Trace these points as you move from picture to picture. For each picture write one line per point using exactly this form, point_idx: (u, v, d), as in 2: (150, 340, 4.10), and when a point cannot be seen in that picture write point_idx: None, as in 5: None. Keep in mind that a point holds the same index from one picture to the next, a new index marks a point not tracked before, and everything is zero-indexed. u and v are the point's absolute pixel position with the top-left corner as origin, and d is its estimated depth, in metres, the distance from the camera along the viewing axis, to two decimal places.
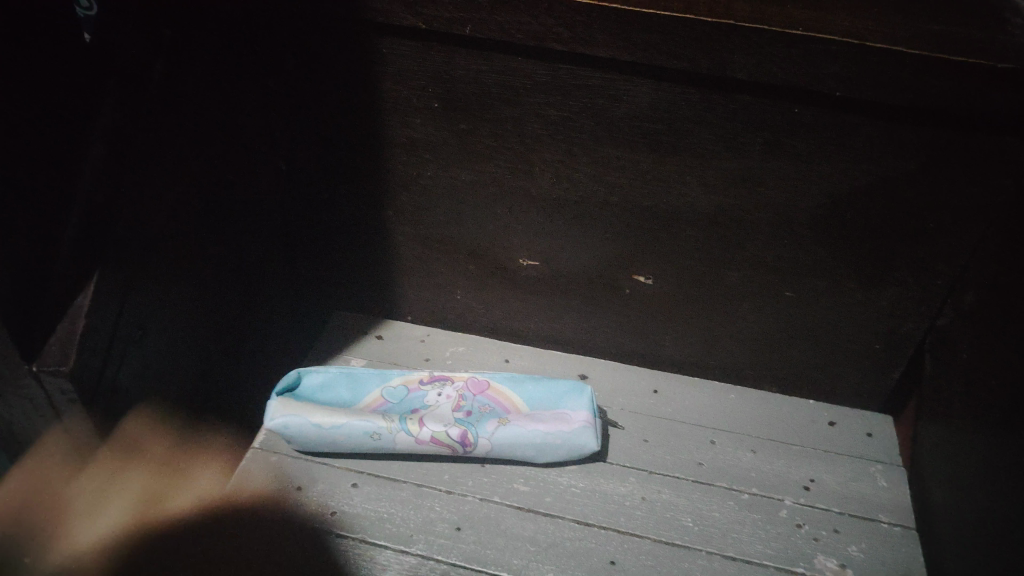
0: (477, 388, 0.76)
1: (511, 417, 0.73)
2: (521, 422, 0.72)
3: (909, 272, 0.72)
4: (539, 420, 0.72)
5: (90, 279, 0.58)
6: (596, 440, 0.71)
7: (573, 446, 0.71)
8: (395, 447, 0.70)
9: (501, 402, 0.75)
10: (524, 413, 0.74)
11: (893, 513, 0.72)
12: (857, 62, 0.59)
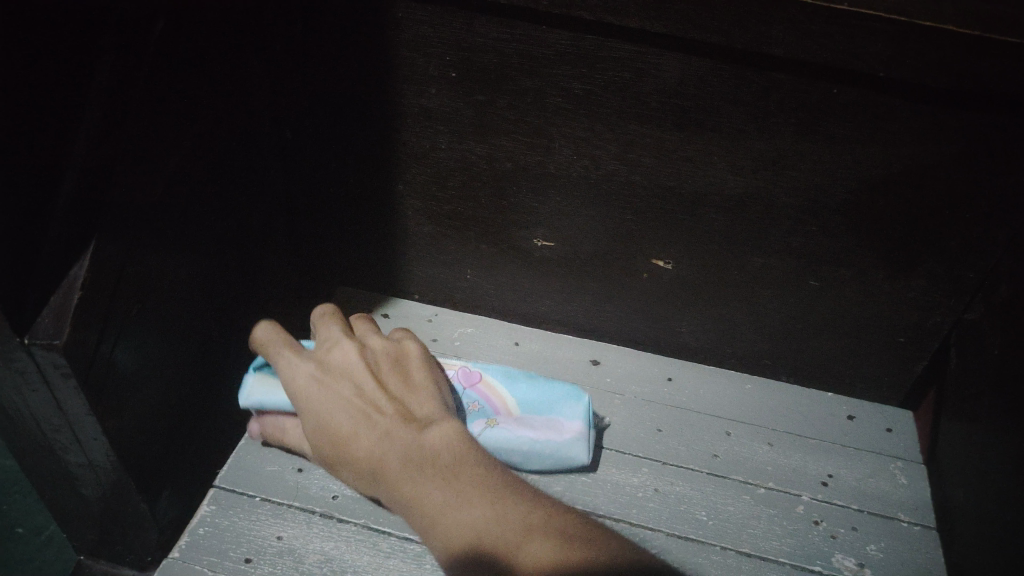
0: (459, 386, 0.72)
1: (500, 419, 0.69)
2: (510, 425, 0.68)
3: (940, 264, 0.69)
4: (529, 426, 0.68)
5: (84, 251, 0.52)
6: (587, 454, 0.67)
7: (562, 457, 0.67)
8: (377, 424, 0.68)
9: (491, 399, 0.71)
10: (514, 416, 0.70)
11: (913, 512, 0.69)
12: (904, 40, 0.55)
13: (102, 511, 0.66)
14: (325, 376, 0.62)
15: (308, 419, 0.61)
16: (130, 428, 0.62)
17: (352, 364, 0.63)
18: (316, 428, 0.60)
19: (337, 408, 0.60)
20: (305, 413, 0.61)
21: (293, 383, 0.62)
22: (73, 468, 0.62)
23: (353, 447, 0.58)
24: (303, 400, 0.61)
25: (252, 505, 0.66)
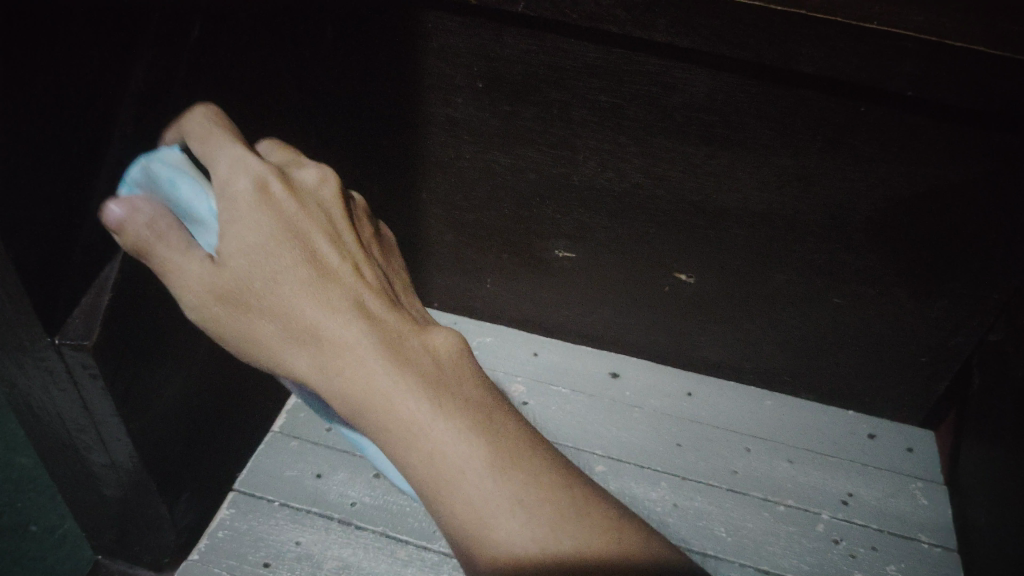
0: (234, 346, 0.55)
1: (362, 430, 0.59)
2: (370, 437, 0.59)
3: (964, 284, 0.69)
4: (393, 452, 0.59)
5: (115, 257, 0.53)
6: None
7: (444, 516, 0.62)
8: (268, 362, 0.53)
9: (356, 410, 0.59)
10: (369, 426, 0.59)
11: (933, 534, 0.69)
12: (937, 63, 0.54)
13: (121, 511, 0.67)
14: (287, 198, 0.47)
15: (235, 242, 0.45)
16: (153, 431, 0.62)
17: (329, 206, 0.50)
18: (243, 256, 0.45)
19: (300, 250, 0.47)
20: (236, 234, 0.45)
21: (233, 190, 0.45)
22: (96, 467, 0.62)
23: (299, 298, 0.46)
24: (243, 218, 0.45)
25: (270, 509, 0.67)
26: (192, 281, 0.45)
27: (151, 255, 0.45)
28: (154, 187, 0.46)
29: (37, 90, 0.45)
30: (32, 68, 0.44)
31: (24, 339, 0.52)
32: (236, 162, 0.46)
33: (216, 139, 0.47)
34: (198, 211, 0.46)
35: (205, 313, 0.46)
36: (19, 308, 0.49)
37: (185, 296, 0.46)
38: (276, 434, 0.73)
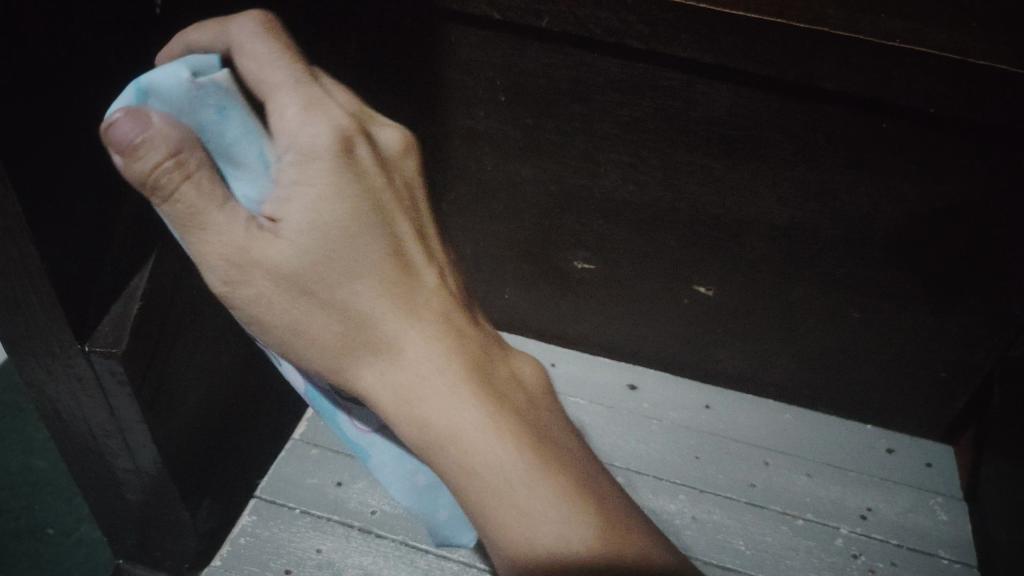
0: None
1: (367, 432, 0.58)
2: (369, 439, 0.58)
3: (984, 299, 0.69)
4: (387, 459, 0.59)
5: (146, 261, 0.54)
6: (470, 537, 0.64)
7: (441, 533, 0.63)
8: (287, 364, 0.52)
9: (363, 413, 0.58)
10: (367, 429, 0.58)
11: (953, 550, 0.71)
12: (958, 80, 0.54)
13: (144, 516, 0.68)
14: (371, 168, 0.46)
15: (318, 220, 0.44)
16: (177, 438, 0.63)
17: (405, 196, 0.49)
18: (321, 237, 0.44)
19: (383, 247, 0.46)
20: (317, 207, 0.44)
21: (318, 154, 0.44)
22: (120, 472, 0.63)
23: (371, 287, 0.46)
24: (329, 191, 0.44)
25: (291, 516, 0.68)
26: (251, 252, 0.43)
27: (189, 201, 0.41)
28: (194, 113, 0.42)
29: (62, 104, 0.45)
30: (60, 80, 0.44)
31: (55, 347, 0.52)
32: (321, 117, 0.44)
33: (292, 78, 0.44)
34: (240, 152, 0.43)
35: (249, 283, 0.44)
36: (50, 316, 0.50)
37: (229, 263, 0.43)
38: (296, 442, 0.74)
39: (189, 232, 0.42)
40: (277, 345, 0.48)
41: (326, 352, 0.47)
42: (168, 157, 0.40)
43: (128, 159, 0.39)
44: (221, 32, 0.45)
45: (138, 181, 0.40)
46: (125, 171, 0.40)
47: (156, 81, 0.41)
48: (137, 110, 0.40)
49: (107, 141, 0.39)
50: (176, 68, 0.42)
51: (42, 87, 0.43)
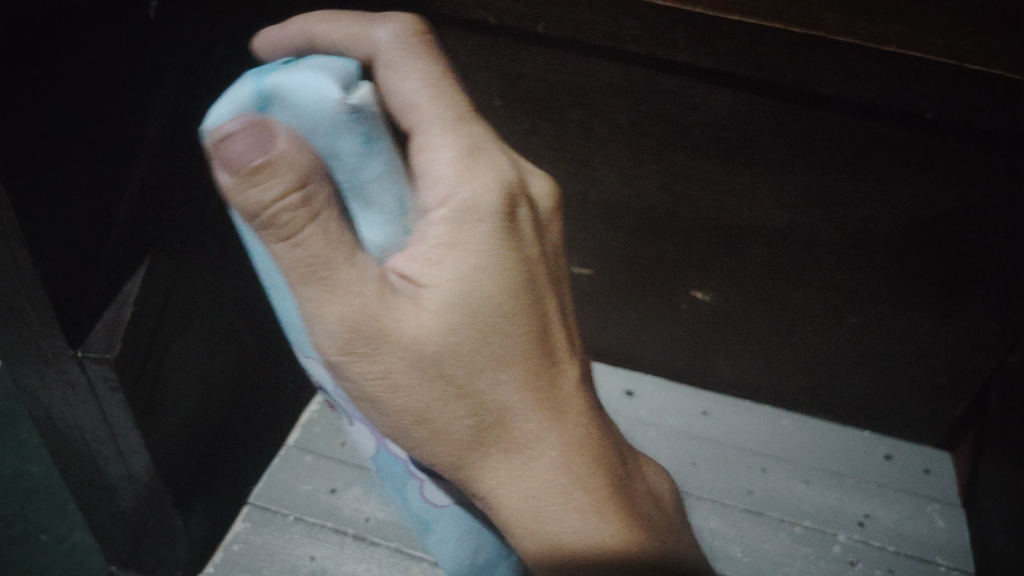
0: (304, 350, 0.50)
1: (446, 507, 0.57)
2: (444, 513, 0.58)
3: (984, 305, 0.69)
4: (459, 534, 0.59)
5: (136, 272, 0.53)
6: None
7: None
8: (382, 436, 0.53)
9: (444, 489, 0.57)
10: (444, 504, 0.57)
11: (951, 556, 0.72)
12: (954, 84, 0.54)
13: (137, 523, 0.67)
14: (526, 236, 0.43)
15: (463, 293, 0.40)
16: (171, 443, 0.62)
17: (549, 260, 0.46)
18: (471, 315, 0.41)
19: (530, 323, 0.43)
20: (468, 279, 0.41)
21: (468, 217, 0.41)
22: (113, 479, 0.62)
23: (511, 372, 0.43)
24: (478, 261, 0.41)
25: (285, 523, 0.73)
26: (384, 325, 0.40)
27: (313, 251, 0.37)
28: (331, 141, 0.39)
29: (61, 104, 0.45)
30: (56, 81, 0.44)
31: (47, 351, 0.52)
32: (481, 173, 0.41)
33: (449, 120, 0.42)
34: (371, 189, 0.41)
35: (375, 356, 0.41)
36: (42, 318, 0.49)
37: (357, 332, 0.40)
38: (290, 450, 0.79)
39: (316, 294, 0.39)
40: (388, 419, 0.45)
41: (444, 433, 0.44)
42: (296, 194, 0.35)
43: (246, 183, 0.34)
44: (371, 41, 0.43)
45: (250, 209, 0.35)
46: (236, 194, 0.35)
47: (294, 96, 0.38)
48: (263, 126, 0.35)
49: (219, 156, 0.34)
50: (323, 83, 0.38)
51: (38, 90, 0.43)
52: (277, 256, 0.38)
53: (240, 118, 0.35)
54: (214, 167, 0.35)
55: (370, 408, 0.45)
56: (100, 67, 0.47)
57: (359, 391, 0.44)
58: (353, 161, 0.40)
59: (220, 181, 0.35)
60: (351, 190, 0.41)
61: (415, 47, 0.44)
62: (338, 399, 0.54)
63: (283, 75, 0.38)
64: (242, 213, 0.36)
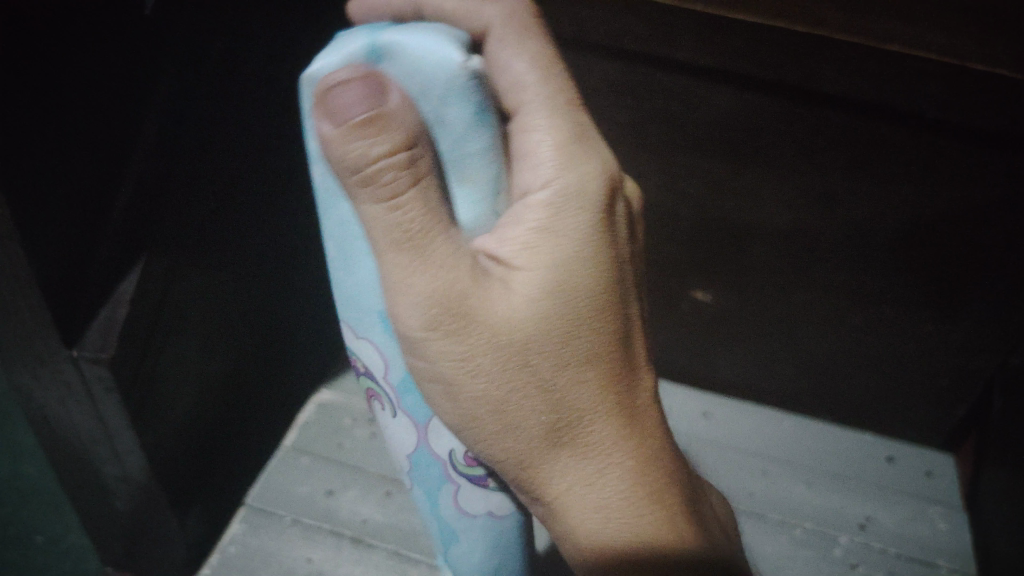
0: (354, 326, 0.44)
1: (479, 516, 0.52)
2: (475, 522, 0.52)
3: (988, 306, 0.68)
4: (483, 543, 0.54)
5: (134, 267, 0.52)
6: None
7: None
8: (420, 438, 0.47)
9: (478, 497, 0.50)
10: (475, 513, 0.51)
11: (954, 558, 0.71)
12: (957, 84, 0.54)
13: (133, 525, 0.66)
14: (622, 227, 0.41)
15: (558, 282, 0.39)
16: (166, 443, 0.61)
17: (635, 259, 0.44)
18: (566, 308, 0.39)
19: (617, 320, 0.41)
20: (565, 267, 0.39)
21: (569, 208, 0.38)
22: (109, 479, 0.61)
23: (595, 370, 0.41)
24: (579, 249, 0.39)
25: (281, 525, 0.73)
26: (477, 304, 0.38)
27: (407, 220, 0.35)
28: (442, 107, 0.35)
29: (59, 103, 0.44)
30: (60, 78, 0.44)
31: (42, 350, 0.51)
32: (589, 157, 0.39)
33: (560, 98, 0.39)
34: (476, 166, 0.37)
35: (462, 334, 0.38)
36: (35, 317, 0.49)
37: (447, 308, 0.38)
38: (287, 451, 0.78)
39: (409, 265, 0.36)
40: (458, 407, 0.42)
41: (517, 426, 0.42)
42: (399, 158, 0.33)
43: (350, 137, 0.33)
44: (479, 9, 0.39)
45: (349, 165, 0.33)
46: (337, 147, 0.33)
47: (411, 55, 0.34)
48: (377, 81, 0.33)
49: (326, 104, 0.33)
50: (444, 45, 0.34)
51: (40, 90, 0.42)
52: (367, 220, 0.36)
53: (351, 69, 0.34)
54: (318, 115, 0.33)
55: (437, 394, 0.42)
56: (100, 66, 0.47)
57: (431, 373, 0.41)
58: (461, 133, 0.36)
59: (321, 130, 0.33)
60: (454, 166, 0.36)
61: (524, 17, 0.40)
62: (378, 382, 0.46)
63: (398, 34, 0.35)
64: (338, 168, 0.34)
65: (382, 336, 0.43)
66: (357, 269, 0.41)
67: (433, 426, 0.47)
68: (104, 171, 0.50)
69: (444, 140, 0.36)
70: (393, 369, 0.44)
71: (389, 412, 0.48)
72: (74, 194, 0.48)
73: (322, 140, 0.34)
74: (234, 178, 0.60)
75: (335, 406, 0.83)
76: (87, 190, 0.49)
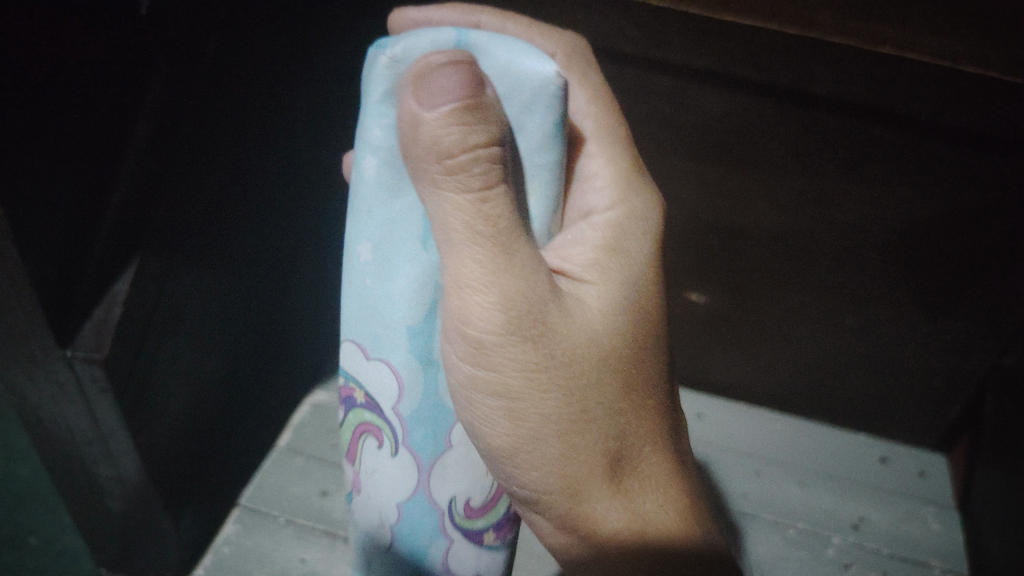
0: (369, 346, 0.43)
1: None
2: None
3: (980, 308, 0.69)
4: None
5: (128, 267, 0.51)
6: None
7: None
8: (426, 470, 0.45)
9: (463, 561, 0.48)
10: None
11: (946, 559, 0.73)
12: (947, 84, 0.55)
13: (127, 526, 0.66)
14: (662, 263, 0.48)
15: (626, 293, 0.43)
16: (160, 443, 0.61)
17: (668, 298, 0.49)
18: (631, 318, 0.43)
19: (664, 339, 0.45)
20: (631, 279, 0.43)
21: (626, 227, 0.45)
22: (103, 479, 0.61)
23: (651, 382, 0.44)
24: (639, 264, 0.44)
25: (276, 525, 0.73)
26: (555, 315, 0.39)
27: (494, 216, 0.35)
28: (528, 111, 0.38)
29: (50, 106, 0.44)
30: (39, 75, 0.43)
31: (37, 350, 0.51)
32: (641, 189, 0.48)
33: (616, 138, 0.50)
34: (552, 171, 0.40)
35: (540, 344, 0.39)
36: (30, 316, 0.49)
37: (528, 312, 0.38)
38: (281, 452, 0.78)
39: (493, 267, 0.37)
40: (518, 428, 0.41)
41: (581, 443, 0.41)
42: (494, 151, 0.34)
43: (453, 122, 0.33)
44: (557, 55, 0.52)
45: (441, 152, 0.33)
46: (434, 132, 0.33)
47: (505, 61, 0.38)
48: (479, 71, 0.33)
49: (426, 87, 0.33)
50: (534, 53, 0.38)
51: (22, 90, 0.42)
52: (444, 213, 0.36)
53: (444, 56, 0.34)
54: (418, 97, 0.33)
55: (494, 412, 0.41)
56: (94, 67, 0.47)
57: (489, 385, 0.40)
58: (541, 140, 0.39)
59: (418, 113, 0.33)
60: (532, 169, 0.40)
61: (591, 69, 0.53)
62: (382, 415, 0.44)
63: (487, 40, 0.38)
64: (425, 155, 0.34)
65: (404, 355, 0.42)
66: (389, 280, 0.42)
67: (439, 468, 0.45)
68: (98, 168, 0.50)
69: (529, 143, 0.39)
70: (406, 398, 0.43)
71: (387, 451, 0.45)
72: (66, 190, 0.48)
73: (412, 123, 0.34)
74: (230, 180, 0.60)
75: (330, 407, 0.83)
76: (82, 186, 0.49)
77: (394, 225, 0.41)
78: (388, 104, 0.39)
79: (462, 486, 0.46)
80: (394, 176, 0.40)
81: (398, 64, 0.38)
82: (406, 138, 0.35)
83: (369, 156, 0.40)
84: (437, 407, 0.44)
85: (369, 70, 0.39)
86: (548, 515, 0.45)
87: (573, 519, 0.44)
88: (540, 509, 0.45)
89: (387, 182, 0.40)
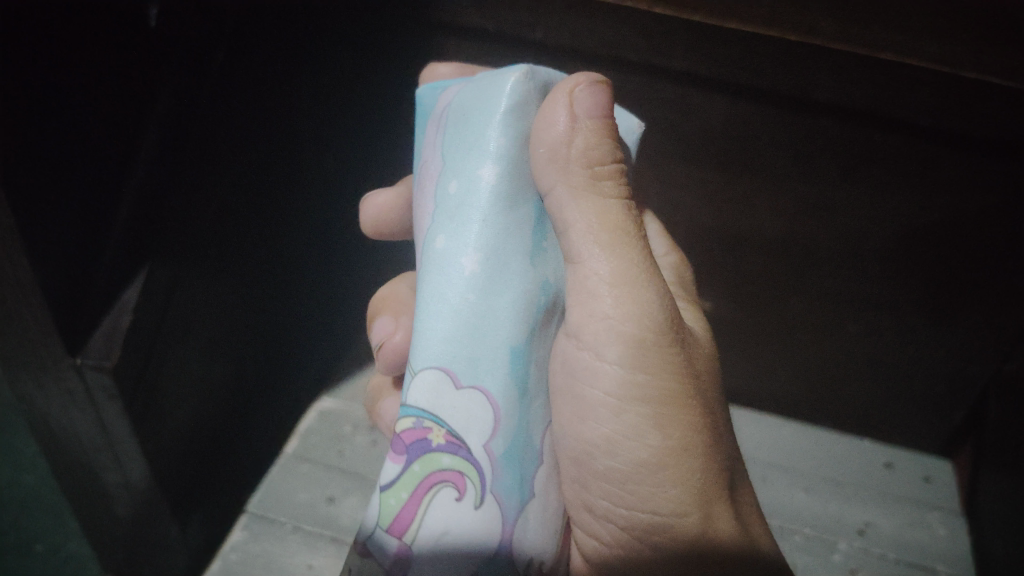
0: (462, 371, 0.39)
1: None
2: None
3: (982, 313, 0.69)
4: None
5: (138, 275, 0.52)
6: None
7: None
8: (513, 522, 0.38)
9: None
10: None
11: (952, 563, 0.73)
12: (946, 92, 0.54)
13: (135, 532, 0.66)
14: None
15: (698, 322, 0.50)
16: (167, 450, 0.62)
17: None
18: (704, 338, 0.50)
19: None
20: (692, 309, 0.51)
21: (680, 270, 0.53)
22: (110, 485, 0.61)
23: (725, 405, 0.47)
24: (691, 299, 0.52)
25: (283, 532, 0.72)
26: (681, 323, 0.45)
27: (635, 221, 0.44)
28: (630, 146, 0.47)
29: (54, 116, 0.46)
30: (38, 91, 0.44)
31: (47, 358, 0.52)
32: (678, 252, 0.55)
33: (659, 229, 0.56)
34: None
35: (681, 346, 0.44)
36: (40, 324, 0.49)
37: (672, 317, 0.43)
38: (288, 459, 0.77)
39: (644, 264, 0.43)
40: (665, 437, 0.42)
41: (712, 442, 0.44)
42: (621, 168, 0.44)
43: (603, 133, 0.43)
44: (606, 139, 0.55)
45: (596, 157, 0.42)
46: (589, 140, 0.42)
47: None
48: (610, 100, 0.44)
49: (583, 100, 0.42)
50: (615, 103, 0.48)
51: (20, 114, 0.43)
52: (588, 213, 0.42)
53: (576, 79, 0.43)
54: (578, 106, 0.41)
55: (640, 423, 0.42)
56: (98, 79, 0.49)
57: (636, 390, 0.42)
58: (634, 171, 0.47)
59: (579, 122, 0.41)
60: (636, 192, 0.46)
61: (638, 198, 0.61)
62: (468, 456, 0.38)
63: None
64: (579, 157, 0.42)
65: (503, 379, 0.40)
66: (496, 294, 0.40)
67: (522, 522, 0.38)
68: (110, 170, 0.52)
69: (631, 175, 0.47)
70: (500, 433, 0.39)
71: (470, 505, 0.37)
72: (78, 196, 0.50)
73: (570, 131, 0.41)
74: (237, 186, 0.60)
75: (336, 414, 0.81)
76: (94, 190, 0.51)
77: (507, 237, 0.41)
78: (513, 114, 0.42)
79: (540, 548, 0.39)
80: (510, 188, 0.42)
81: (529, 81, 0.42)
82: (556, 144, 0.42)
83: (488, 165, 0.41)
84: (524, 447, 0.40)
85: (499, 82, 0.42)
86: (667, 548, 0.43)
87: (702, 547, 0.42)
88: (660, 539, 0.43)
89: (505, 192, 0.42)
